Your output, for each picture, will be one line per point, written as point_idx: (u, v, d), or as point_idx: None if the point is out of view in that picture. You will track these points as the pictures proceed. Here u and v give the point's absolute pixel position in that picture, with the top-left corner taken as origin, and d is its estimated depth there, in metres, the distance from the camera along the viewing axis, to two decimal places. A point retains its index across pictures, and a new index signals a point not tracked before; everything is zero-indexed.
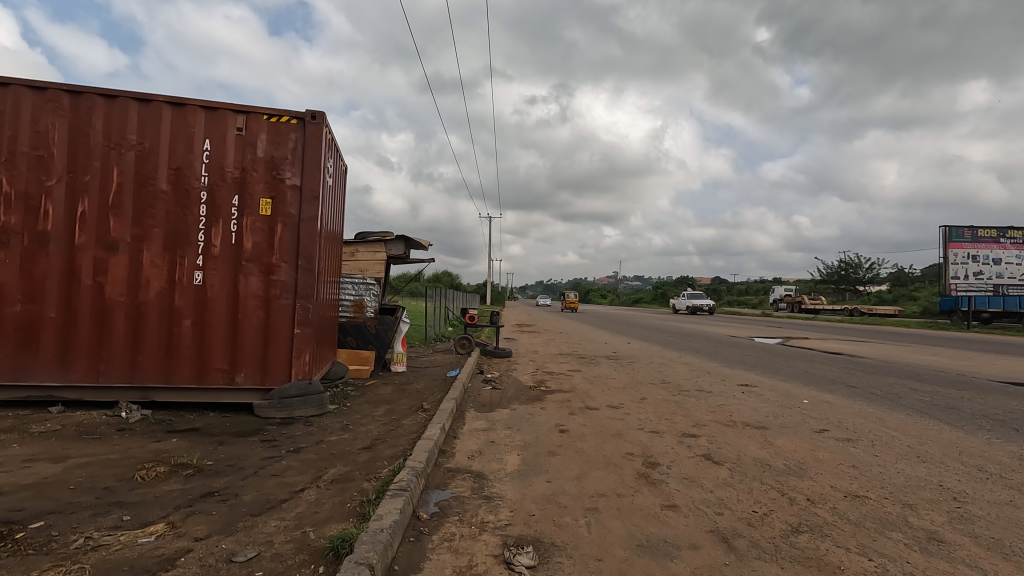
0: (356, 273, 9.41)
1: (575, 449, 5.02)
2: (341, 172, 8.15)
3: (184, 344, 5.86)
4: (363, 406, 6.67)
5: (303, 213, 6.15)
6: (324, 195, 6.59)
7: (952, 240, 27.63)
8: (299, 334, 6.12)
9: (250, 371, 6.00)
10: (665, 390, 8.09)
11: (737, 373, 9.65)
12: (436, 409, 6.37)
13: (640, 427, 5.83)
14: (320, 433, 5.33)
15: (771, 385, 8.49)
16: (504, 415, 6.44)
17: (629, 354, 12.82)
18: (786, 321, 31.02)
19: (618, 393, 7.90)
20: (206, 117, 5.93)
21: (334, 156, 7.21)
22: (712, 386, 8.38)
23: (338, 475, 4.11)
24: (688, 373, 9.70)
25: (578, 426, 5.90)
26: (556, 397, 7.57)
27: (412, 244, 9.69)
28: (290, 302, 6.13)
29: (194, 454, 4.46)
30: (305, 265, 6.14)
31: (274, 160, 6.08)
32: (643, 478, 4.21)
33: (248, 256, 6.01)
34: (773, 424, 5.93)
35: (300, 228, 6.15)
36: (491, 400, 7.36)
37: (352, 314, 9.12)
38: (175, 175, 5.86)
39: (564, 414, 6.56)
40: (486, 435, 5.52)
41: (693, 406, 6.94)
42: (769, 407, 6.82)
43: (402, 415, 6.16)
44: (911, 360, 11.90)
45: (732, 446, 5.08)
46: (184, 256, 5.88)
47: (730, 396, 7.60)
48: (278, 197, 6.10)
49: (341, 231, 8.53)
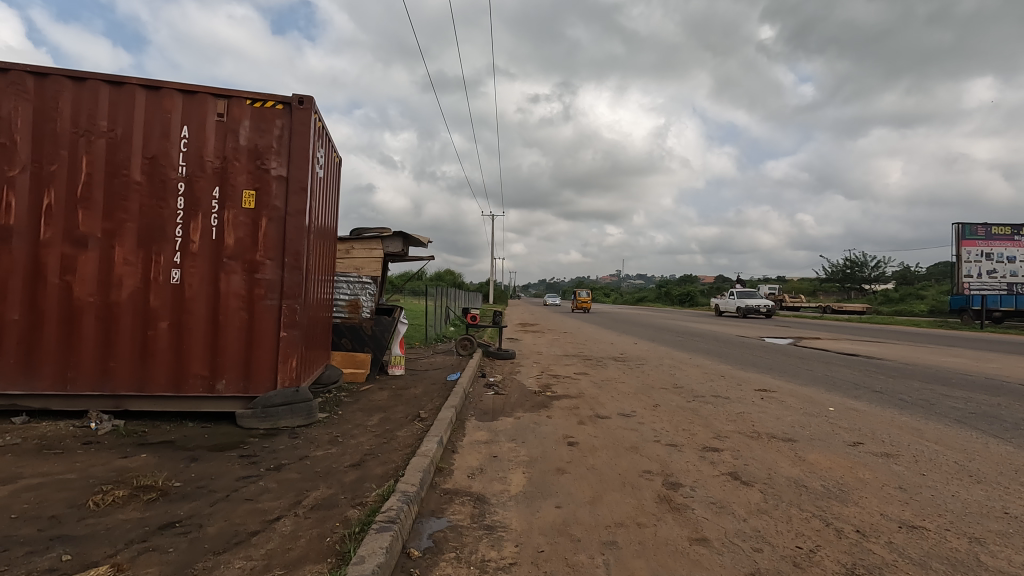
0: (351, 271, 8.92)
1: (586, 465, 4.54)
2: (334, 164, 7.68)
3: (160, 348, 5.39)
4: (355, 415, 6.20)
5: (290, 206, 5.67)
6: (313, 187, 6.11)
7: (965, 237, 27.04)
8: (286, 337, 5.65)
9: (232, 377, 5.53)
10: (679, 396, 7.60)
11: (753, 377, 9.15)
12: (434, 418, 5.90)
13: (656, 440, 5.34)
14: (305, 447, 4.86)
15: (791, 390, 7.99)
16: (508, 425, 5.97)
17: (637, 356, 12.34)
18: (796, 320, 30.40)
19: (629, 399, 7.41)
20: (184, 101, 5.46)
21: (326, 145, 6.73)
22: (729, 392, 7.89)
23: (321, 501, 3.63)
24: (702, 377, 9.21)
25: (589, 438, 5.42)
26: (563, 404, 7.08)
27: (410, 240, 9.23)
28: (276, 302, 5.65)
29: (161, 474, 3.99)
30: (291, 262, 5.66)
31: (258, 149, 5.60)
32: (665, 503, 3.73)
33: (230, 252, 5.54)
34: (800, 436, 5.44)
35: (287, 223, 5.67)
36: (494, 407, 6.88)
37: (347, 314, 8.67)
38: (150, 165, 5.39)
39: (573, 423, 6.08)
40: (488, 449, 5.04)
41: (711, 415, 6.45)
42: (793, 416, 6.32)
43: (398, 425, 5.69)
44: (933, 362, 11.38)
45: (761, 463, 4.59)
46: (160, 252, 5.41)
47: (749, 403, 7.11)
48: (263, 188, 5.62)
49: (335, 227, 8.05)
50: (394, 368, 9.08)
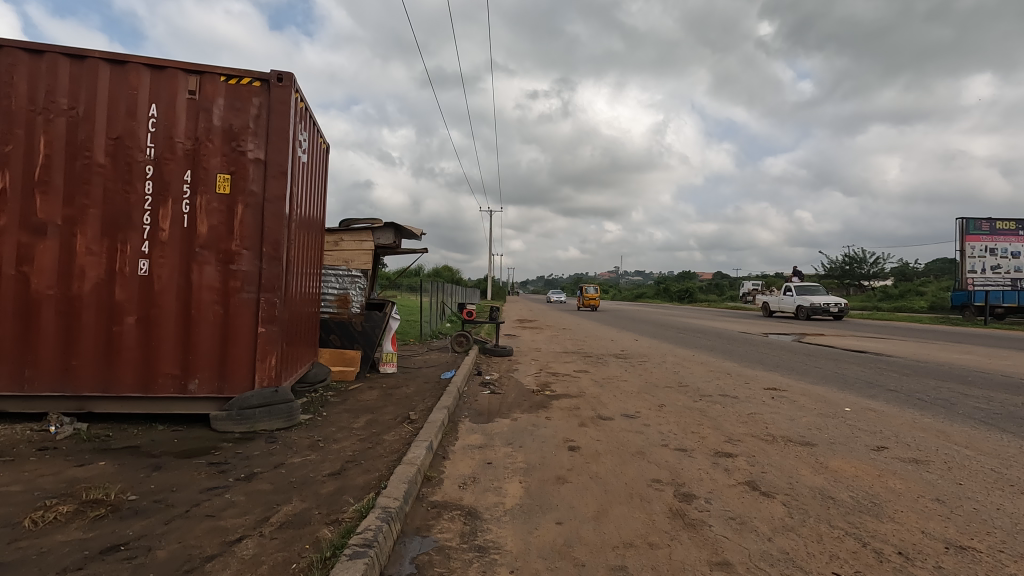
0: (340, 264, 8.48)
1: (589, 474, 4.13)
2: (320, 150, 7.25)
3: (126, 345, 4.97)
4: (341, 417, 5.78)
5: (268, 191, 5.24)
6: (295, 172, 5.69)
7: (970, 232, 26.67)
8: (264, 333, 5.23)
9: (206, 376, 5.11)
10: (685, 395, 7.20)
11: (761, 375, 8.76)
12: (425, 420, 5.50)
13: (664, 444, 4.94)
14: (283, 453, 4.44)
15: (802, 389, 7.60)
16: (503, 428, 5.56)
17: (638, 353, 11.94)
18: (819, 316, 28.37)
19: (632, 398, 7.02)
20: (152, 77, 5.04)
21: (309, 128, 6.31)
22: (737, 391, 7.49)
23: (292, 517, 3.22)
24: (706, 376, 8.81)
25: (591, 442, 5.02)
26: (563, 404, 6.66)
27: (403, 232, 8.80)
28: (254, 295, 5.24)
29: (116, 485, 3.58)
30: (270, 252, 5.24)
31: (234, 129, 5.18)
32: (678, 518, 3.33)
33: (203, 242, 5.12)
34: (819, 439, 5.05)
35: (265, 209, 5.25)
36: (490, 408, 6.46)
37: (335, 310, 8.27)
38: (115, 146, 4.97)
39: (573, 425, 5.68)
40: (482, 455, 4.63)
41: (720, 416, 6.05)
42: (808, 417, 5.92)
43: (385, 428, 5.28)
44: (944, 359, 11.01)
45: (781, 471, 4.19)
46: (126, 241, 4.99)
47: (759, 402, 6.72)
48: (238, 172, 5.20)
49: (321, 216, 7.62)
50: (386, 365, 8.68)
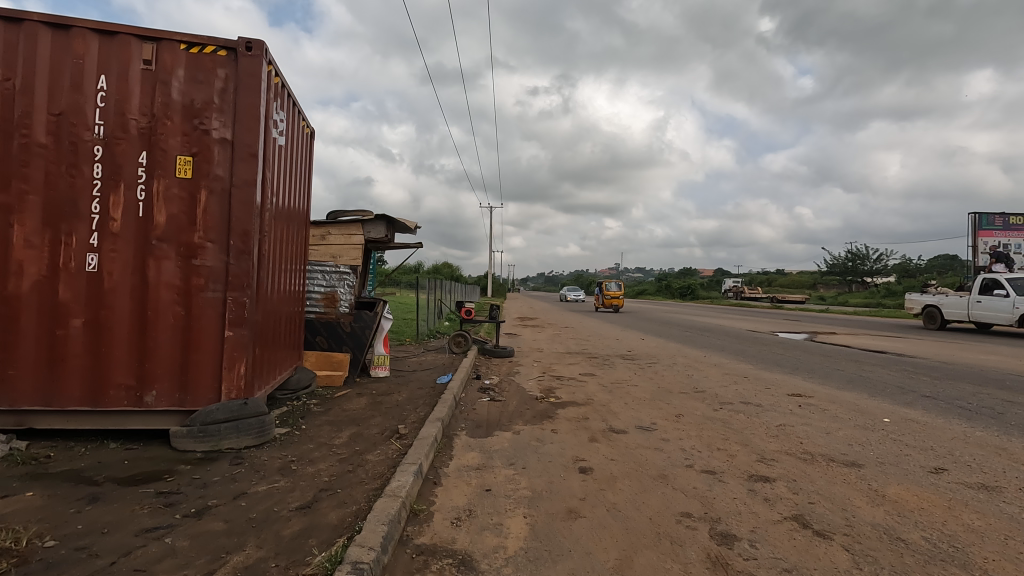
0: (327, 260, 7.84)
1: (606, 506, 3.50)
2: (301, 134, 6.59)
3: (72, 352, 4.34)
4: (321, 431, 5.14)
5: (236, 176, 4.60)
6: (269, 155, 5.04)
7: (983, 228, 26.06)
8: (231, 338, 4.60)
9: (165, 387, 4.48)
10: (703, 403, 6.59)
11: (782, 380, 8.15)
12: (415, 435, 4.86)
13: (688, 465, 4.31)
14: (247, 478, 3.81)
15: (829, 396, 6.96)
16: (504, 444, 4.94)
17: (646, 354, 11.32)
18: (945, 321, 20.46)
19: (646, 407, 6.39)
20: (100, 44, 4.39)
21: (288, 108, 5.67)
22: (759, 398, 6.87)
23: (242, 572, 2.59)
24: (723, 380, 8.18)
25: (604, 462, 4.39)
26: (570, 414, 6.02)
27: (395, 225, 8.18)
28: (219, 294, 4.60)
29: (33, 527, 2.95)
30: (238, 245, 4.61)
31: (195, 105, 4.53)
32: (721, 570, 2.70)
33: (161, 233, 4.48)
34: (865, 460, 4.41)
35: (231, 196, 4.60)
36: (489, 418, 5.82)
37: (322, 309, 7.66)
38: (58, 123, 4.33)
39: (583, 440, 5.05)
40: (480, 479, 4.00)
41: (746, 429, 5.42)
42: (845, 431, 5.30)
43: (369, 446, 4.64)
44: (971, 361, 10.42)
45: (833, 502, 3.55)
46: (71, 232, 4.34)
47: (786, 412, 6.10)
48: (201, 153, 4.56)
49: (304, 207, 6.97)
50: (378, 369, 8.05)
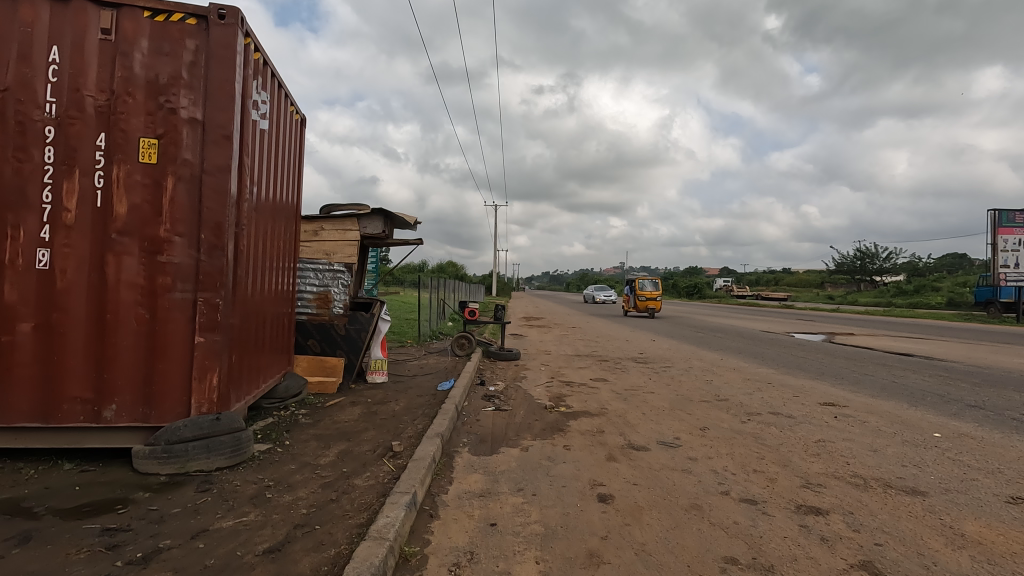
0: (320, 257, 7.29)
1: (633, 547, 2.94)
2: (289, 120, 6.05)
3: (20, 361, 3.81)
4: (307, 447, 4.60)
5: (207, 161, 4.07)
6: (247, 138, 4.49)
7: (1002, 225, 25.42)
8: (202, 344, 4.06)
9: (127, 400, 3.95)
10: (728, 414, 6.02)
11: (809, 386, 7.56)
12: (411, 453, 4.32)
13: (724, 492, 3.74)
14: (212, 511, 3.27)
15: (865, 406, 6.38)
16: (511, 463, 4.39)
17: (659, 357, 10.74)
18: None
19: (666, 418, 5.83)
20: (52, 11, 3.84)
21: (271, 88, 5.12)
22: (789, 408, 6.30)
23: None
24: (745, 386, 7.60)
25: (626, 488, 3.83)
26: (583, 427, 5.45)
27: (394, 220, 7.67)
28: (189, 295, 4.06)
29: None
30: (210, 239, 4.07)
31: (160, 82, 3.99)
32: None
33: (121, 226, 3.94)
34: (928, 486, 3.83)
35: (202, 184, 4.07)
36: (494, 432, 5.26)
37: (315, 310, 7.12)
38: (2, 100, 3.79)
39: (600, 459, 4.49)
40: (484, 510, 3.44)
41: (782, 445, 4.85)
42: (894, 449, 4.71)
43: (359, 467, 4.10)
44: (1006, 364, 9.83)
45: (904, 543, 2.98)
46: (18, 225, 3.81)
47: (822, 425, 5.53)
48: (168, 135, 4.02)
49: (294, 200, 6.43)
50: (376, 374, 7.51)
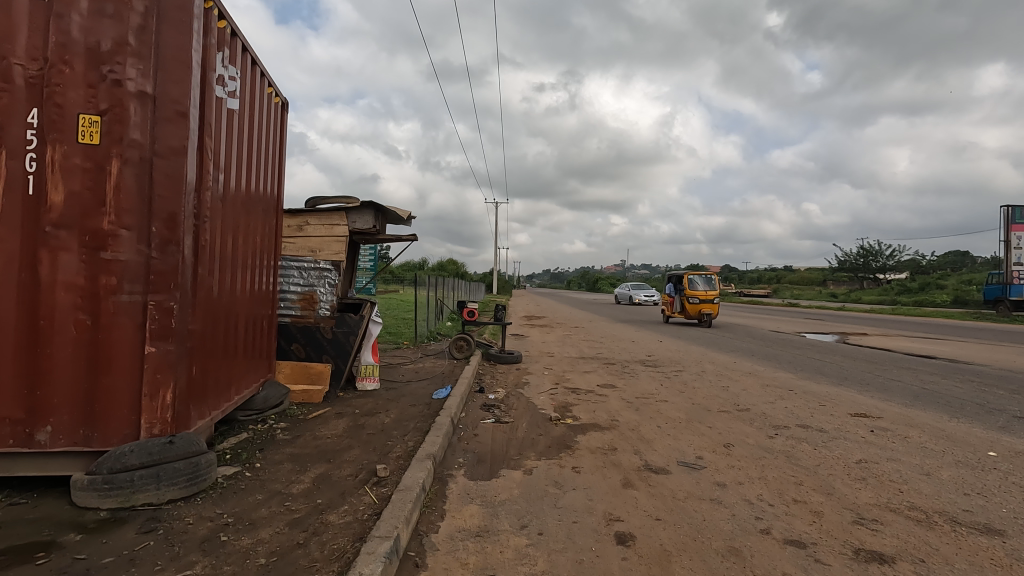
0: (305, 254, 6.71)
1: None
2: (266, 103, 5.46)
3: None
4: (279, 471, 4.03)
5: (160, 142, 3.51)
6: (210, 117, 3.91)
7: (1015, 222, 24.88)
8: (154, 355, 3.50)
9: (65, 421, 3.38)
10: (752, 427, 5.45)
11: (835, 394, 6.98)
12: (397, 480, 3.74)
13: (764, 531, 3.17)
14: (151, 561, 2.70)
15: (901, 417, 5.80)
16: (514, 491, 3.81)
17: (668, 360, 10.16)
18: None
19: (683, 432, 5.27)
20: None
21: (241, 64, 4.54)
22: (818, 420, 5.72)
23: None
24: (765, 394, 7.02)
25: (647, 524, 3.27)
26: (593, 444, 4.88)
27: (386, 213, 7.09)
28: (137, 298, 3.48)
29: None
30: (163, 232, 3.52)
31: (102, 49, 3.40)
32: None
33: (57, 217, 3.36)
34: (1003, 523, 3.26)
35: (154, 168, 3.50)
36: (494, 451, 4.68)
37: (299, 311, 6.56)
38: None
39: (614, 484, 3.92)
40: (481, 556, 2.87)
41: (819, 466, 4.28)
42: (949, 472, 4.13)
43: (336, 498, 3.52)
44: None
45: None
46: None
47: (859, 441, 4.96)
48: (112, 111, 3.43)
49: (273, 192, 5.86)
50: (366, 380, 6.98)
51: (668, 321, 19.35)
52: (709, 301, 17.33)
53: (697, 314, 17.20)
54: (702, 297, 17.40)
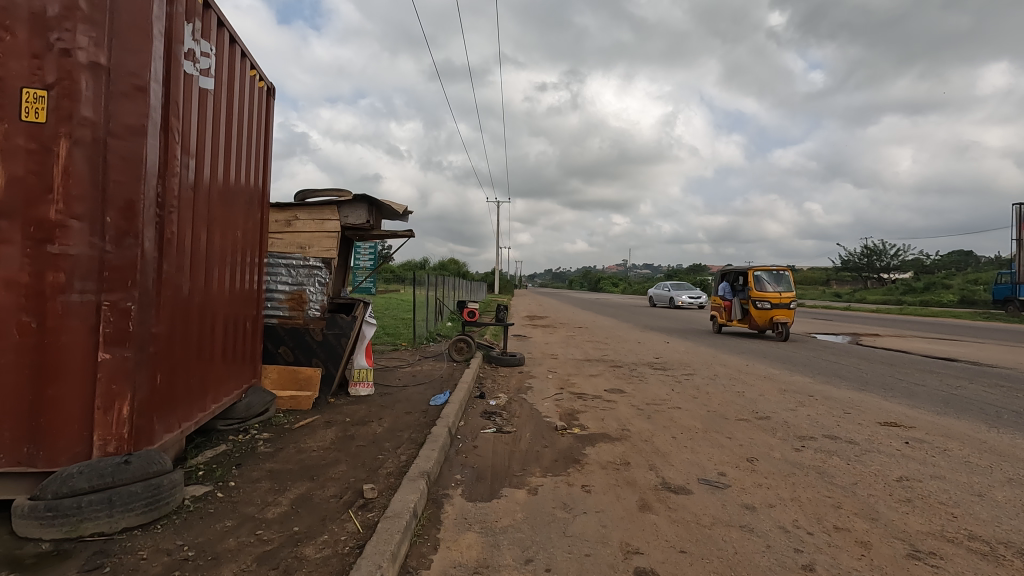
0: (293, 250, 6.28)
1: None
2: (248, 86, 5.03)
3: None
4: (255, 492, 3.61)
5: (117, 120, 3.08)
6: (177, 95, 3.48)
7: None
8: (108, 363, 3.07)
9: (5, 438, 2.94)
10: (775, 438, 5.02)
11: (860, 401, 6.53)
12: (386, 504, 3.31)
13: (807, 568, 2.74)
14: None
15: (935, 427, 5.36)
16: (518, 515, 3.38)
17: (678, 362, 9.73)
18: None
19: (702, 444, 4.83)
20: None
21: (215, 39, 4.12)
22: (846, 430, 5.27)
23: None
24: (785, 400, 6.56)
25: (672, 559, 2.83)
26: (604, 458, 4.45)
27: (381, 208, 6.66)
28: (90, 297, 3.04)
29: None
30: (120, 222, 3.10)
31: (48, 14, 2.97)
32: None
33: None
34: None
35: (110, 150, 3.07)
36: (496, 466, 4.25)
37: (287, 312, 6.13)
38: None
39: (630, 508, 3.49)
40: None
41: (857, 485, 3.84)
42: (1005, 493, 3.69)
43: (315, 526, 3.10)
44: None
45: None
46: None
47: (896, 455, 4.51)
48: (60, 84, 2.99)
49: (257, 184, 5.42)
50: (360, 386, 6.58)
51: (720, 331, 15.34)
52: (783, 305, 13.53)
53: (767, 321, 13.57)
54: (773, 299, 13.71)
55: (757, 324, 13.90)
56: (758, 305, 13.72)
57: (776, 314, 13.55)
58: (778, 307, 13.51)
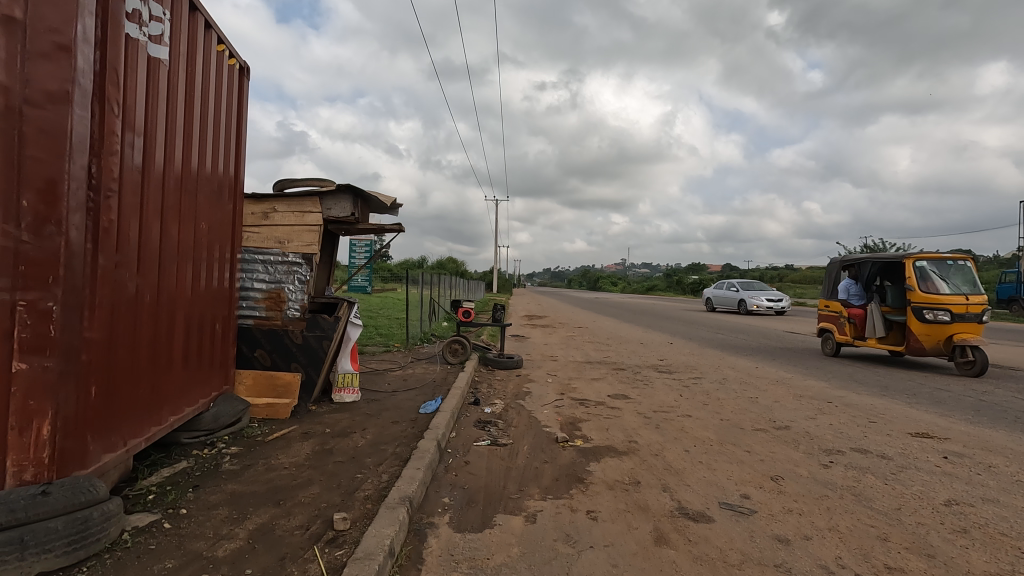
0: (271, 245, 5.76)
1: None
2: (215, 62, 4.51)
3: None
4: (210, 521, 3.12)
5: (36, 86, 2.58)
6: (115, 61, 2.97)
7: None
8: (24, 376, 2.57)
9: None
10: (800, 452, 4.53)
11: (885, 408, 6.04)
12: (359, 539, 2.82)
13: None
14: None
15: (973, 439, 4.88)
16: (515, 550, 2.89)
17: (683, 365, 9.28)
18: None
19: (719, 460, 4.34)
20: None
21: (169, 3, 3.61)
22: (878, 442, 4.78)
23: None
24: (803, 408, 6.07)
25: None
26: (612, 477, 3.96)
27: (365, 199, 6.16)
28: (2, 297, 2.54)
29: None
30: (38, 208, 2.59)
31: None
32: None
33: None
34: None
35: (26, 120, 2.56)
36: (490, 488, 3.75)
37: (264, 313, 5.63)
38: None
39: (645, 540, 3.00)
40: None
41: (902, 512, 3.36)
42: None
43: (273, 567, 2.62)
44: None
45: None
46: None
47: (938, 472, 4.03)
48: None
49: (226, 172, 4.90)
50: (344, 392, 6.09)
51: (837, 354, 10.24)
52: (968, 317, 8.29)
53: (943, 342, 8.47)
54: (953, 306, 8.30)
55: (923, 346, 8.67)
56: (928, 316, 8.53)
57: (957, 333, 8.31)
58: (963, 321, 8.22)
